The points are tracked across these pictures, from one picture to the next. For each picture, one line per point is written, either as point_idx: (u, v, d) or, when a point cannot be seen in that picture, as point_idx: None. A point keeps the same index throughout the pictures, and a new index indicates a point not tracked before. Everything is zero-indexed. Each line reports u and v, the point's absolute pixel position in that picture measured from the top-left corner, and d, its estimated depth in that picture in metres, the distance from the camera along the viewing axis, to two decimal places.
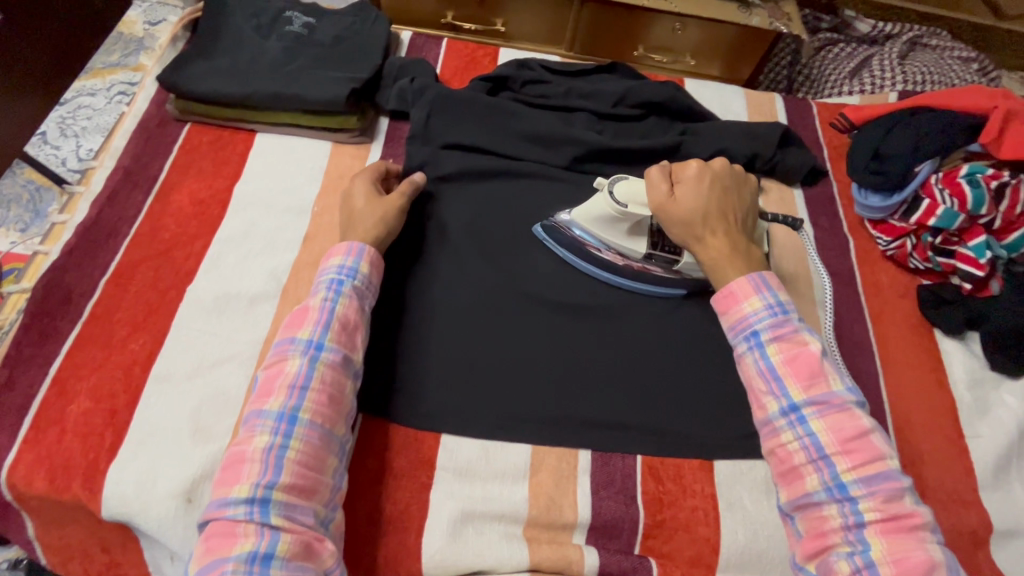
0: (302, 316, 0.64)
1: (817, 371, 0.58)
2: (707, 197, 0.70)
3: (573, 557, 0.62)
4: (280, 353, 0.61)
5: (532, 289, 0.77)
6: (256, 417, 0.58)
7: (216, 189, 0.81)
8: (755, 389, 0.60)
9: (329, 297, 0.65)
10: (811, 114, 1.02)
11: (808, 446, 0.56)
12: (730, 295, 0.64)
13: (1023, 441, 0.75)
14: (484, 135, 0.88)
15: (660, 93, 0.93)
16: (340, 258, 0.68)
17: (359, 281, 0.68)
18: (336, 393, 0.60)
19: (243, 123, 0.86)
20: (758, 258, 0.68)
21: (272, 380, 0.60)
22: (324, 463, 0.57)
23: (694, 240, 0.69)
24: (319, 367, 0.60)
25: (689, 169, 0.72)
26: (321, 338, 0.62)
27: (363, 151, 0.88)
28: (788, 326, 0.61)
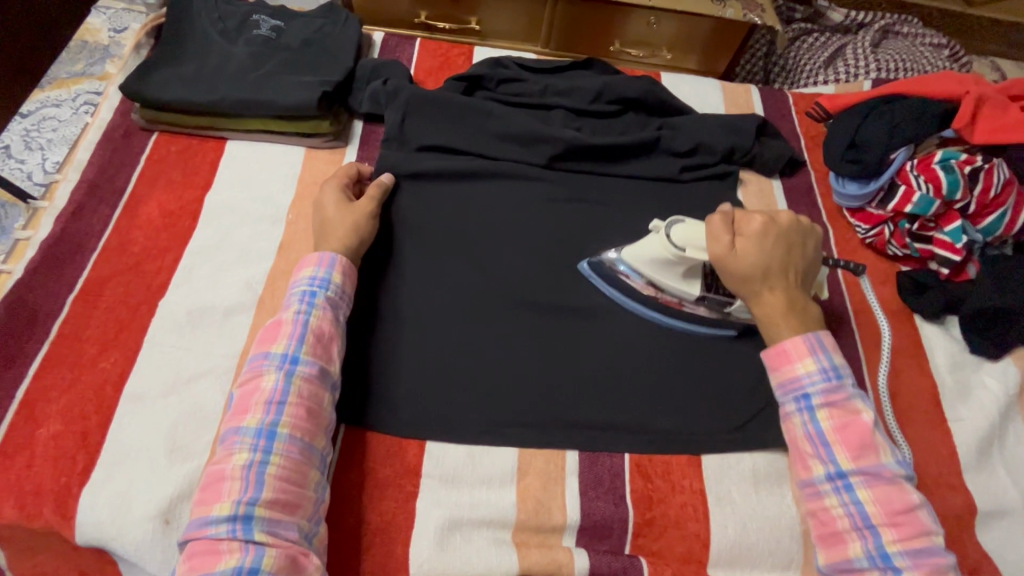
0: (275, 331, 0.63)
1: (869, 443, 0.59)
2: (769, 252, 0.67)
3: (562, 559, 0.61)
4: (253, 371, 0.60)
5: (515, 290, 0.76)
6: (233, 436, 0.57)
7: (186, 200, 0.79)
8: (801, 451, 0.61)
9: (301, 310, 0.64)
10: (787, 105, 1.02)
11: (853, 515, 0.57)
12: (784, 353, 0.63)
13: (1004, 422, 0.76)
14: (461, 136, 0.87)
15: (637, 88, 0.93)
16: (311, 269, 0.67)
17: (332, 291, 0.67)
18: (315, 406, 0.59)
19: (212, 131, 0.84)
20: (815, 317, 0.66)
21: (248, 397, 0.59)
22: (309, 477, 0.56)
23: (749, 293, 0.68)
24: (296, 381, 0.59)
25: (755, 221, 0.68)
26: (296, 352, 0.61)
27: (338, 155, 0.86)
28: (841, 393, 0.61)
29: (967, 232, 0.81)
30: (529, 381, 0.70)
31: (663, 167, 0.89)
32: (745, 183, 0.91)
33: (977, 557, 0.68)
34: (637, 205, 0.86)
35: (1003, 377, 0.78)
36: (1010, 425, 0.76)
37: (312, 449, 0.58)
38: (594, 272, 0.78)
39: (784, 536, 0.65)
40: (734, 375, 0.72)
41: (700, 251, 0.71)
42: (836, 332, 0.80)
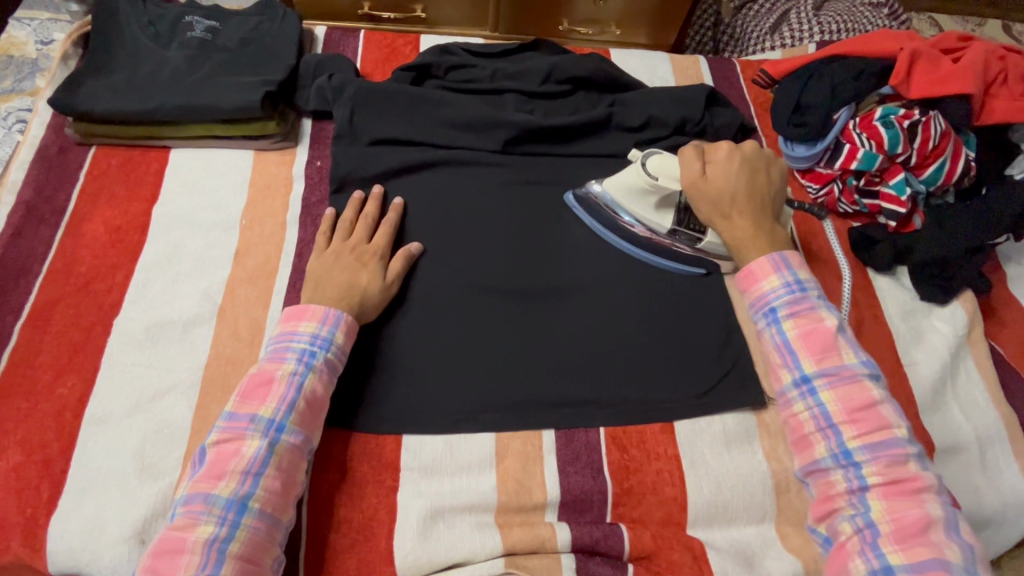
0: (264, 390, 0.60)
1: (830, 346, 0.64)
2: (736, 178, 0.73)
3: (545, 535, 0.62)
4: (234, 433, 0.57)
5: (479, 277, 0.76)
6: (200, 502, 0.54)
7: (133, 214, 0.76)
8: (772, 362, 0.67)
9: (298, 371, 0.61)
10: (735, 73, 1.03)
11: (817, 417, 0.62)
12: (751, 273, 0.70)
13: (955, 362, 0.80)
14: (413, 127, 0.86)
15: (586, 66, 0.93)
16: (313, 326, 0.64)
17: (331, 353, 0.64)
18: (290, 478, 0.58)
19: (154, 140, 0.81)
20: (781, 238, 0.72)
21: (224, 460, 0.56)
22: (270, 551, 0.55)
23: (718, 216, 0.74)
24: (279, 448, 0.57)
25: (721, 150, 0.75)
26: (283, 419, 0.58)
27: (289, 156, 0.84)
28: (804, 303, 0.67)
29: (910, 185, 0.84)
30: (501, 366, 0.70)
31: (618, 144, 0.90)
32: None
33: None
34: (595, 182, 0.86)
35: (951, 319, 0.82)
36: (962, 364, 0.80)
37: (280, 517, 0.56)
38: (578, 202, 0.83)
39: (757, 491, 0.67)
40: (699, 341, 0.74)
41: (672, 180, 0.76)
42: None
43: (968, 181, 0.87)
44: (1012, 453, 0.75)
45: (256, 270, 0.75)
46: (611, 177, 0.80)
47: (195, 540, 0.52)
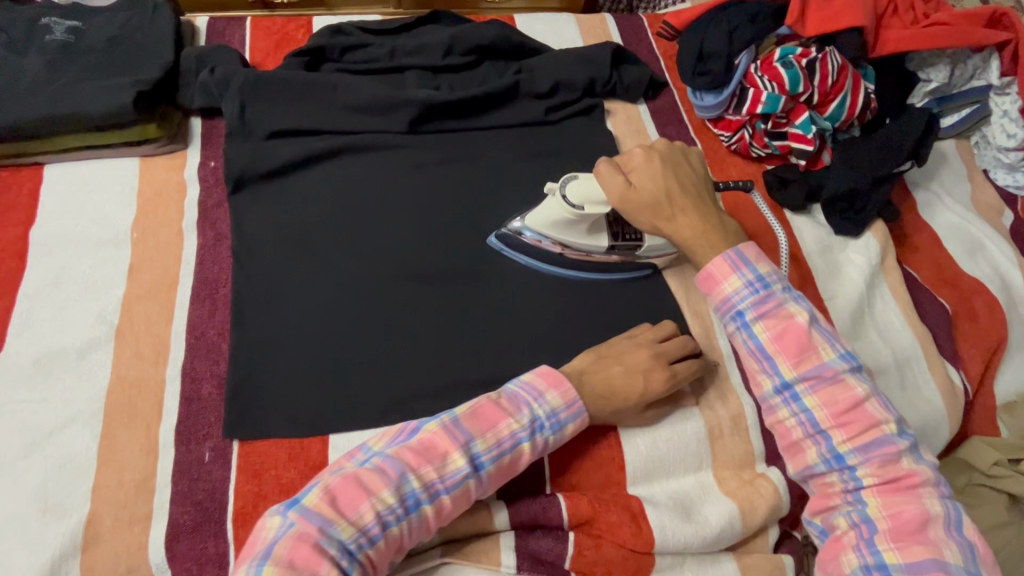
0: (496, 419, 0.57)
1: (807, 346, 0.59)
2: (664, 177, 0.67)
3: (482, 519, 0.59)
4: (454, 443, 0.55)
5: (395, 265, 0.73)
6: (395, 472, 0.52)
7: (8, 239, 0.70)
8: (750, 369, 0.62)
9: (523, 429, 0.58)
10: (642, 28, 1.02)
11: (804, 423, 0.59)
12: (710, 277, 0.63)
13: (871, 291, 0.83)
14: (311, 116, 0.82)
15: (487, 34, 0.90)
16: (560, 402, 0.60)
17: (556, 436, 0.60)
18: (442, 515, 0.54)
19: (24, 157, 0.75)
20: (733, 230, 0.67)
21: (437, 448, 0.55)
22: (399, 552, 0.53)
23: (662, 220, 0.67)
24: (464, 484, 0.54)
25: (637, 156, 0.69)
26: (485, 461, 0.56)
27: (180, 159, 0.79)
28: (771, 301, 0.61)
29: (815, 123, 0.85)
30: (425, 351, 0.68)
31: (529, 111, 0.88)
32: (613, 114, 0.92)
33: None
34: (508, 154, 0.84)
35: (865, 250, 0.85)
36: (878, 293, 0.83)
37: (424, 530, 0.54)
38: (504, 243, 0.76)
39: (690, 442, 0.68)
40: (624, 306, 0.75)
41: (599, 204, 0.70)
42: None
43: (870, 114, 0.88)
44: (930, 371, 0.78)
45: (154, 284, 0.70)
46: (533, 214, 0.74)
47: (372, 505, 0.50)
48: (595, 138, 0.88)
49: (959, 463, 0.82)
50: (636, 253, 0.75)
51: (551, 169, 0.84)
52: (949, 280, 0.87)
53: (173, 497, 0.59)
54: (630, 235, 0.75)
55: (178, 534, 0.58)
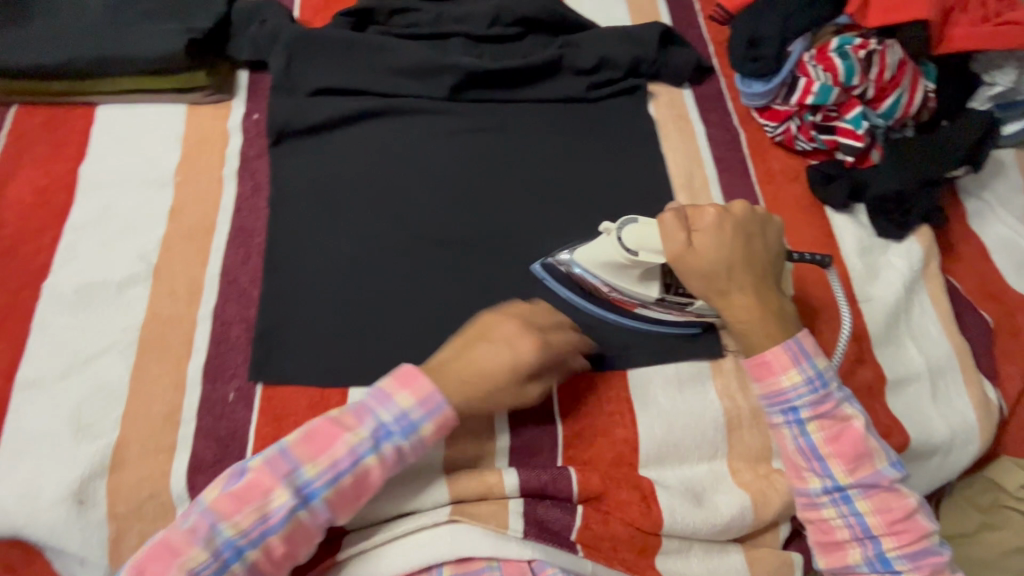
0: (328, 446, 0.53)
1: (862, 452, 0.61)
2: (730, 248, 0.64)
3: (492, 481, 0.60)
4: (295, 486, 0.52)
5: (425, 229, 0.74)
6: (216, 519, 0.51)
7: (59, 173, 0.73)
8: (796, 465, 0.63)
9: (367, 444, 0.54)
10: (694, 11, 0.99)
11: (853, 525, 0.61)
12: (767, 365, 0.63)
13: (910, 297, 0.80)
14: (354, 76, 0.82)
15: (535, 7, 0.88)
16: (408, 403, 0.55)
17: (409, 441, 0.55)
18: (298, 533, 0.53)
19: (78, 96, 0.77)
20: (788, 315, 0.65)
21: (257, 484, 0.51)
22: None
23: (717, 293, 0.65)
24: (310, 508, 0.52)
25: (708, 215, 0.65)
26: (314, 486, 0.53)
27: (225, 109, 0.80)
28: (829, 402, 0.62)
29: (867, 118, 0.82)
30: (448, 316, 0.69)
31: (571, 87, 0.86)
32: (656, 96, 0.90)
33: (889, 422, 0.72)
34: (546, 128, 0.83)
35: (907, 255, 0.82)
36: (917, 299, 0.80)
37: (285, 556, 0.53)
38: (547, 272, 0.72)
39: (707, 429, 0.67)
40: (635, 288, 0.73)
41: (654, 253, 0.65)
42: None
43: (926, 114, 0.86)
44: (964, 384, 0.76)
45: (193, 227, 0.72)
46: (582, 251, 0.69)
47: (182, 565, 0.49)
48: (636, 120, 0.86)
49: (985, 482, 0.80)
50: (687, 309, 0.69)
51: (590, 147, 0.83)
52: (992, 295, 0.84)
53: (197, 431, 0.61)
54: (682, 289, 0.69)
55: (199, 467, 0.60)
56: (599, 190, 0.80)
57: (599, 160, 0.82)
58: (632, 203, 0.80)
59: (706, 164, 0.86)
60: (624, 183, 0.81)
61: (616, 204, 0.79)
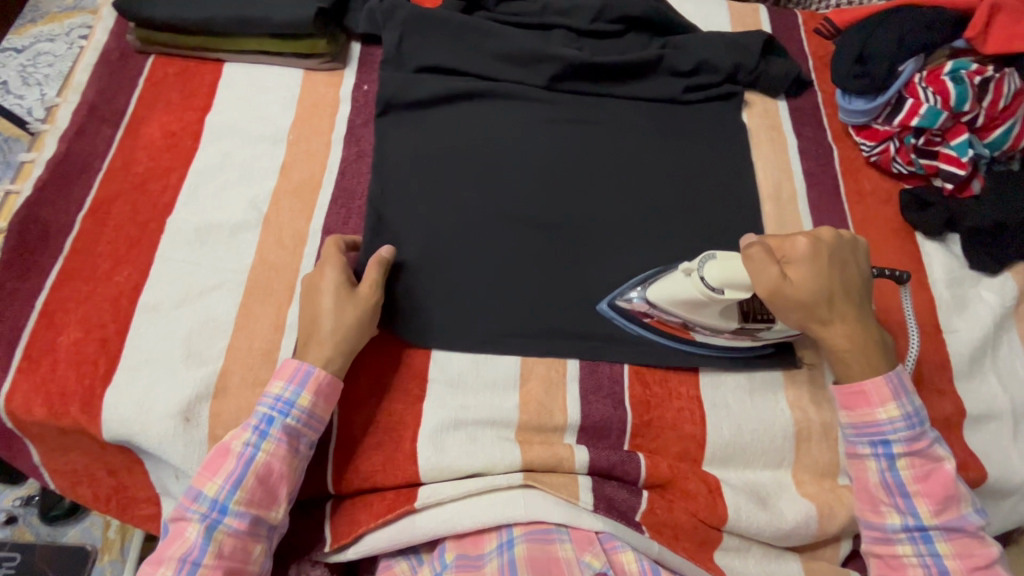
0: (218, 462, 0.58)
1: (951, 495, 0.60)
2: (829, 277, 0.61)
3: (563, 454, 0.63)
4: (181, 510, 0.57)
5: (516, 209, 0.76)
6: (191, 497, 0.57)
7: (187, 121, 0.79)
8: (877, 498, 0.62)
9: (252, 442, 0.58)
10: (796, 24, 0.99)
11: (930, 567, 0.60)
12: (864, 395, 0.61)
13: (998, 334, 0.77)
14: (460, 57, 0.85)
15: (639, 6, 0.89)
16: (279, 386, 0.60)
17: (287, 420, 0.59)
18: (273, 487, 0.58)
19: (208, 52, 0.83)
20: (886, 345, 0.63)
21: (216, 459, 0.58)
22: (258, 535, 0.58)
23: (817, 324, 0.62)
24: (235, 501, 0.57)
25: (800, 243, 0.62)
26: (257, 448, 0.58)
27: (337, 78, 0.85)
28: (923, 441, 0.61)
29: (973, 147, 0.79)
30: (532, 294, 0.71)
31: (668, 88, 0.87)
32: (751, 105, 0.90)
33: (963, 456, 0.71)
34: (640, 125, 0.85)
35: (1000, 290, 0.79)
36: (1005, 337, 0.78)
37: (249, 543, 0.57)
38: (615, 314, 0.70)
39: (777, 437, 0.66)
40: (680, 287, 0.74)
41: (742, 289, 0.62)
42: None
43: None
44: None
45: (301, 183, 0.77)
46: (656, 287, 0.66)
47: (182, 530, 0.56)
48: (729, 126, 0.87)
49: None
50: (764, 337, 0.67)
51: (682, 148, 0.84)
52: None
53: None
54: (762, 317, 0.66)
55: None
56: (687, 191, 0.81)
57: (690, 162, 0.83)
58: (719, 207, 0.80)
59: (796, 177, 0.86)
60: (712, 187, 0.81)
61: (703, 206, 0.80)
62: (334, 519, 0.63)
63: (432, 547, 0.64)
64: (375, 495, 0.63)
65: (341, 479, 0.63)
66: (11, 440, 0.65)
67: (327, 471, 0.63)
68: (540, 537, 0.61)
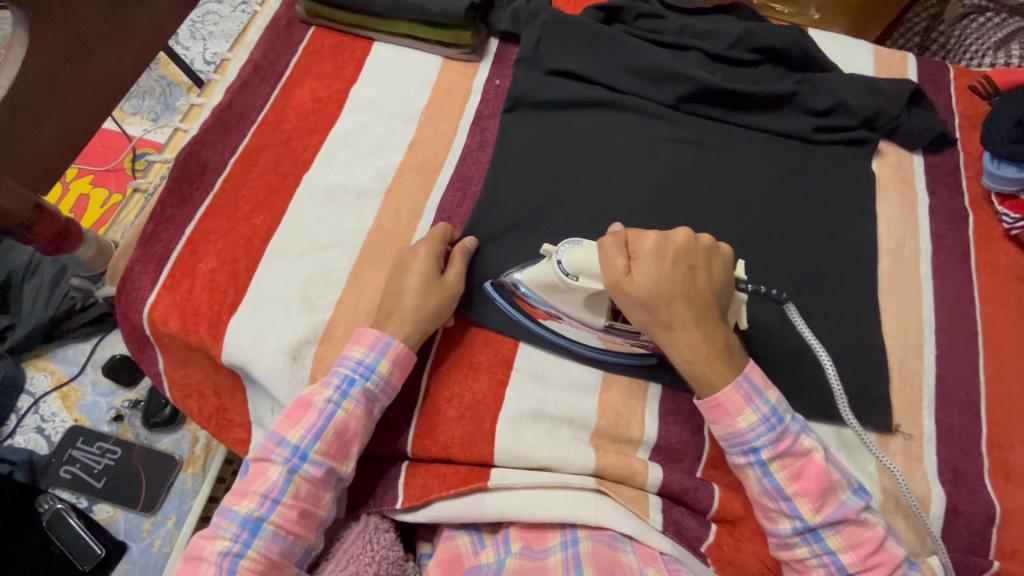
0: (299, 413, 0.61)
1: (827, 486, 0.56)
2: (670, 277, 0.58)
3: (636, 468, 0.63)
4: (264, 451, 0.60)
5: (622, 222, 0.77)
6: (274, 441, 0.60)
7: (334, 90, 0.85)
8: (763, 506, 0.58)
9: (333, 400, 0.61)
10: (947, 78, 0.93)
11: (829, 565, 0.57)
12: (721, 407, 0.58)
13: None
14: (591, 65, 0.87)
15: (782, 37, 0.87)
16: (361, 351, 0.63)
17: (369, 384, 0.62)
18: (346, 444, 0.61)
19: (363, 30, 0.90)
20: (738, 354, 0.59)
21: (299, 409, 0.61)
22: (329, 485, 0.61)
23: (660, 327, 0.59)
24: (314, 451, 0.60)
25: (647, 241, 0.59)
26: (337, 405, 0.61)
27: (472, 69, 0.89)
28: (788, 438, 0.57)
29: None
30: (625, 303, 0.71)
31: (797, 125, 0.85)
32: (883, 155, 0.86)
33: None
34: (761, 156, 0.83)
35: None
36: None
37: (321, 491, 0.60)
38: (498, 293, 0.69)
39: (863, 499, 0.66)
40: (750, 323, 0.72)
41: (595, 280, 0.61)
42: (955, 320, 0.76)
43: None
44: None
45: (425, 161, 0.81)
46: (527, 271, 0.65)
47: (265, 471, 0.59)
48: (856, 172, 0.83)
49: None
50: (638, 340, 0.65)
51: (803, 187, 0.81)
52: None
53: None
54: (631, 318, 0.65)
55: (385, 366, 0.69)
56: (802, 231, 0.78)
57: (809, 202, 0.80)
58: (832, 254, 0.77)
59: (922, 237, 0.81)
60: (827, 232, 0.79)
61: (815, 250, 0.77)
62: (407, 479, 0.65)
63: (494, 531, 0.66)
64: (448, 466, 0.65)
65: (419, 444, 0.66)
66: (145, 346, 0.73)
67: (406, 434, 0.66)
68: (606, 542, 0.61)
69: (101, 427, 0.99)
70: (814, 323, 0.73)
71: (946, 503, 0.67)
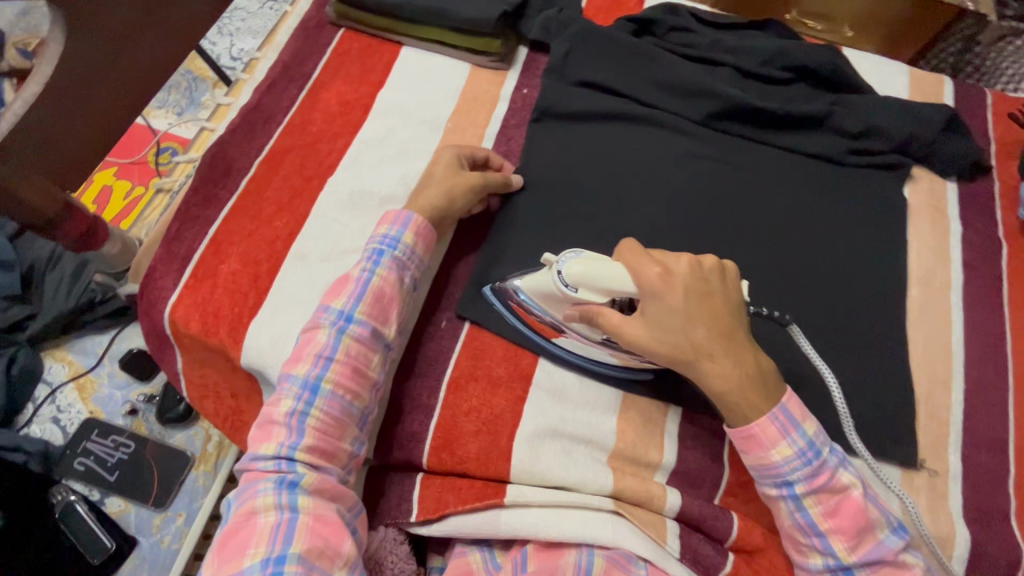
0: (340, 286, 0.64)
1: (864, 525, 0.55)
2: (685, 311, 0.56)
3: (655, 492, 0.62)
4: (311, 320, 0.62)
5: (646, 239, 0.76)
6: (320, 313, 0.63)
7: (361, 94, 0.85)
8: (795, 539, 0.58)
9: (367, 268, 0.64)
10: (985, 104, 0.91)
11: None
12: (754, 440, 0.56)
13: None
14: (621, 77, 0.86)
15: (817, 56, 0.86)
16: (386, 227, 0.67)
17: (397, 252, 0.66)
18: (385, 309, 0.64)
19: (392, 34, 0.89)
20: (769, 378, 0.57)
21: (338, 284, 0.64)
22: (376, 347, 0.63)
23: (685, 364, 0.57)
24: (358, 313, 0.62)
25: (652, 272, 0.57)
26: (370, 274, 0.64)
27: (500, 77, 0.89)
28: (825, 474, 0.56)
29: None
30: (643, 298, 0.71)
31: (829, 146, 0.83)
32: (916, 180, 0.84)
33: None
34: (791, 178, 0.81)
35: None
36: None
37: (370, 351, 0.62)
38: (495, 295, 0.70)
39: None
40: (774, 349, 0.71)
41: (594, 292, 0.59)
42: (986, 355, 0.74)
43: None
44: None
45: None
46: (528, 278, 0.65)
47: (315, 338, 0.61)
48: (888, 198, 0.81)
49: None
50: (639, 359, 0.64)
51: (833, 211, 0.80)
52: None
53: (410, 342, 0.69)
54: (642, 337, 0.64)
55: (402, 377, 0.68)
56: (830, 257, 0.77)
57: (839, 227, 0.79)
58: (861, 281, 0.76)
59: (954, 267, 0.79)
60: (856, 258, 0.77)
61: (844, 276, 0.76)
62: (421, 492, 0.65)
63: (506, 548, 0.65)
64: (463, 480, 0.65)
65: (435, 457, 0.65)
66: (165, 345, 0.73)
67: (421, 446, 0.65)
68: (618, 562, 0.59)
69: (116, 420, 1.00)
70: (839, 351, 0.72)
71: (971, 543, 0.65)
